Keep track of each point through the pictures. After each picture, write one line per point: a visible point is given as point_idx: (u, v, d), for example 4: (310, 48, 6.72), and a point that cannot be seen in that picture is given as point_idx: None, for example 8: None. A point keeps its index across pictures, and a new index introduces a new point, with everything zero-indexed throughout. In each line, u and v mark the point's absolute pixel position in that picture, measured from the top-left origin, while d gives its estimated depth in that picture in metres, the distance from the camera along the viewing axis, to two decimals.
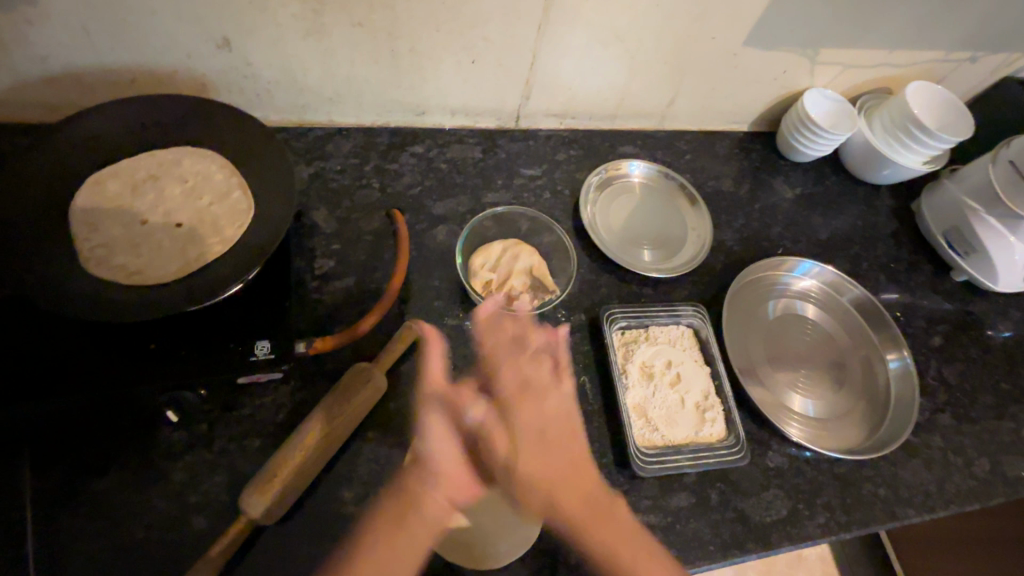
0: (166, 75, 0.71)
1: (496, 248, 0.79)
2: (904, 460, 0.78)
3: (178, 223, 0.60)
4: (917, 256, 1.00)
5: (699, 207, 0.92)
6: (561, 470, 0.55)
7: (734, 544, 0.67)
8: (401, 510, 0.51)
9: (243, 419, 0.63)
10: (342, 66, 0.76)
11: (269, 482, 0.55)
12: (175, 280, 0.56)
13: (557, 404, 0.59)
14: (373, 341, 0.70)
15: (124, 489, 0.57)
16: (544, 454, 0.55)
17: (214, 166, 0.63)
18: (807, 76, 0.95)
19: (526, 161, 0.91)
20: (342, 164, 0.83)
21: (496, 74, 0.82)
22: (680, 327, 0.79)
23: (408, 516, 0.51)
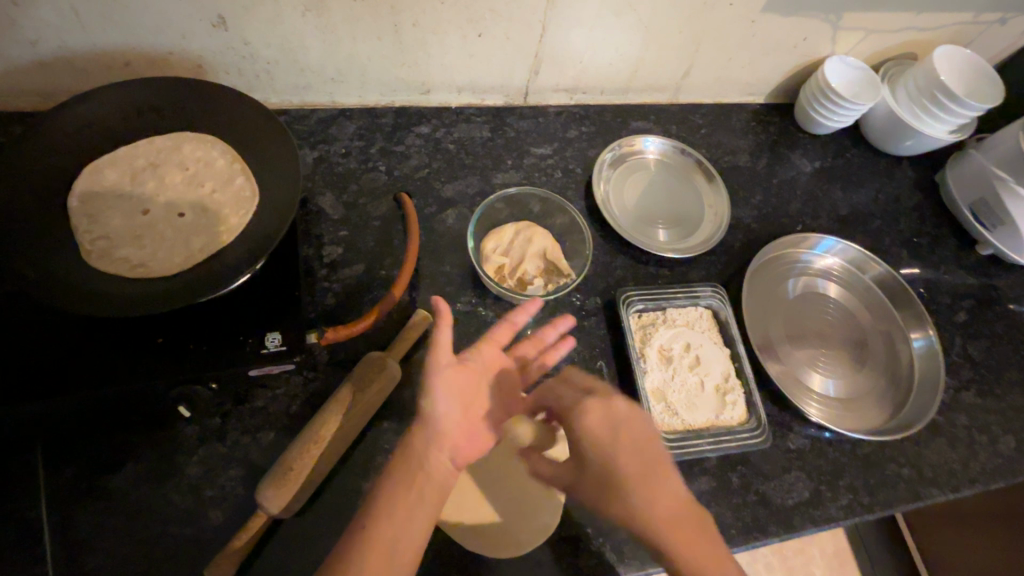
0: (160, 58, 0.69)
1: (508, 231, 0.75)
2: (928, 439, 0.77)
3: (180, 213, 0.58)
4: (940, 230, 0.97)
5: (716, 183, 0.89)
6: (643, 470, 0.52)
7: (756, 527, 0.66)
8: (408, 476, 0.51)
9: (255, 412, 0.62)
10: (342, 42, 0.73)
11: (285, 476, 0.54)
12: (178, 272, 0.54)
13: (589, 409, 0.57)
14: (385, 329, 0.68)
15: (140, 484, 0.56)
16: (625, 454, 0.53)
17: (214, 152, 0.61)
18: (828, 42, 0.91)
19: (536, 140, 0.88)
20: (346, 147, 0.81)
21: (503, 48, 0.79)
22: (699, 309, 0.77)
23: (413, 483, 0.51)
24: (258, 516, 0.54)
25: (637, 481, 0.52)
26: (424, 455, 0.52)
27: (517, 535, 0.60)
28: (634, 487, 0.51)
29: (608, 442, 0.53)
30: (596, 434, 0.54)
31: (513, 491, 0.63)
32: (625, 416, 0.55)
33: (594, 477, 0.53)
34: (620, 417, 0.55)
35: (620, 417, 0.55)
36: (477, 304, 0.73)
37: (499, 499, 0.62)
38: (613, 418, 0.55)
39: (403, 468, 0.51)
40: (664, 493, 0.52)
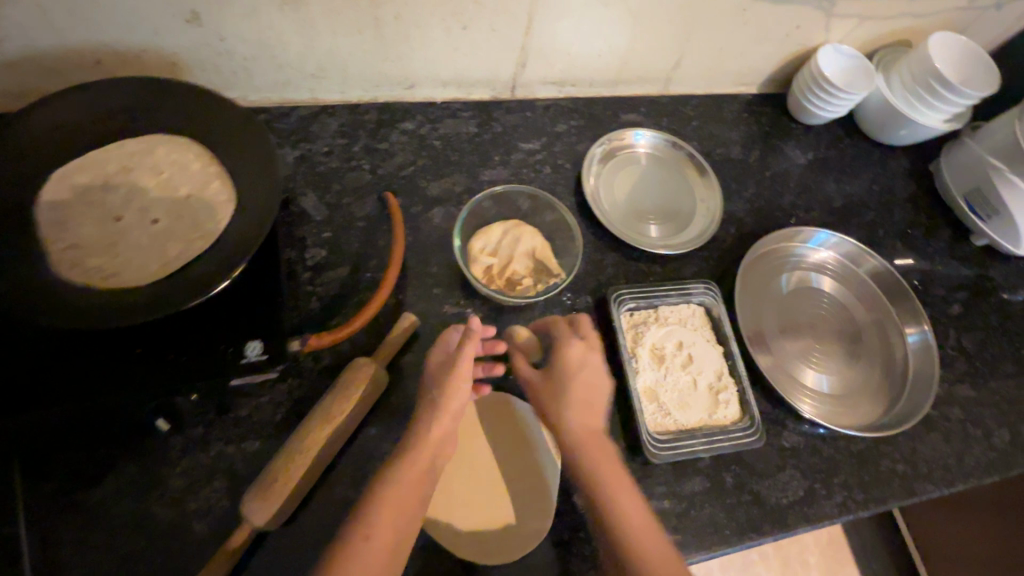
0: (132, 54, 0.66)
1: (496, 230, 0.74)
2: (923, 434, 0.76)
3: (154, 220, 0.56)
4: (935, 221, 0.96)
5: (708, 177, 0.87)
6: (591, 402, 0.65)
7: (751, 527, 0.66)
8: (416, 471, 0.55)
9: (239, 421, 0.60)
10: (322, 37, 0.70)
11: (270, 487, 0.53)
12: (152, 282, 0.51)
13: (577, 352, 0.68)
14: (371, 333, 0.67)
15: (121, 498, 0.55)
16: (584, 386, 0.66)
17: (189, 154, 0.58)
18: (822, 30, 0.89)
19: (524, 135, 0.86)
20: (328, 145, 0.78)
21: (488, 41, 0.77)
22: (691, 306, 0.76)
23: (421, 476, 0.55)
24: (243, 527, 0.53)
25: (583, 411, 0.64)
26: (428, 450, 0.57)
27: (509, 541, 0.59)
28: (576, 411, 0.64)
29: (574, 375, 0.66)
30: (571, 363, 0.66)
31: (507, 496, 0.62)
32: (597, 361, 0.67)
33: (558, 397, 0.65)
34: (593, 363, 0.67)
35: (591, 361, 0.67)
36: (466, 306, 0.71)
37: (491, 503, 0.61)
38: (586, 360, 0.67)
39: (412, 460, 0.56)
40: (596, 421, 0.65)
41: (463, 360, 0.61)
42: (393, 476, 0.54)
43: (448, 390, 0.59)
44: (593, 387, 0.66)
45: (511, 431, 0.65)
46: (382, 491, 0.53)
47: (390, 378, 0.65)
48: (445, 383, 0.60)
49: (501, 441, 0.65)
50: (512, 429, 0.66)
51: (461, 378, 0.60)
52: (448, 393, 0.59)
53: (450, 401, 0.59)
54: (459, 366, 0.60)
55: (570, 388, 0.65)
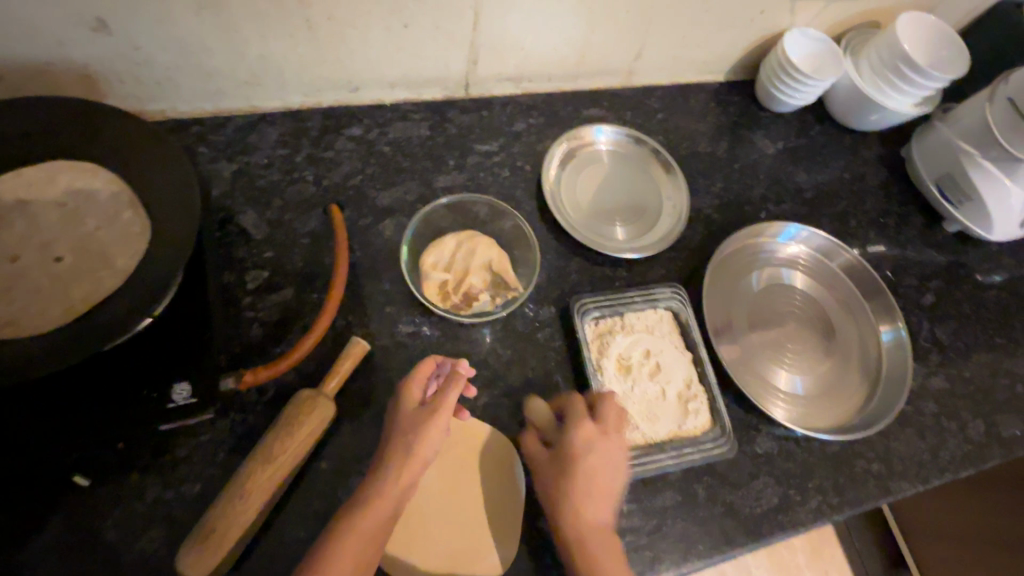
0: (38, 69, 0.60)
1: (448, 243, 0.71)
2: (897, 431, 0.75)
3: (58, 258, 0.50)
4: (907, 208, 0.93)
5: (674, 173, 0.84)
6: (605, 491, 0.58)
7: (724, 540, 0.64)
8: (378, 515, 0.52)
9: (177, 463, 0.56)
10: (250, 41, 0.65)
11: (208, 539, 0.50)
12: (53, 329, 0.46)
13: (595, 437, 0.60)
14: (318, 360, 0.63)
15: (49, 557, 0.51)
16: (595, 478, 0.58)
17: (98, 181, 0.53)
18: (787, 14, 0.85)
19: (480, 136, 0.82)
20: (269, 156, 0.73)
21: (434, 38, 0.72)
22: (658, 312, 0.73)
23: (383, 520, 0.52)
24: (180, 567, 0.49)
25: (592, 500, 0.57)
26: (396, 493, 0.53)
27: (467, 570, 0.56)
28: (586, 503, 0.57)
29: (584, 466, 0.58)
30: (580, 451, 0.59)
31: (467, 520, 0.59)
32: (614, 446, 0.59)
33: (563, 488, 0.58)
34: (609, 446, 0.59)
35: (604, 448, 0.59)
36: (421, 324, 0.67)
37: (450, 528, 0.58)
38: (601, 445, 0.59)
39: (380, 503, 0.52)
40: (603, 510, 0.58)
41: (446, 401, 0.57)
42: (356, 517, 0.51)
43: (424, 432, 0.55)
44: (605, 470, 0.59)
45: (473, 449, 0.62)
46: (342, 538, 0.50)
47: (341, 406, 0.62)
48: (422, 426, 0.56)
49: (462, 461, 0.61)
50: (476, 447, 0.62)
51: (437, 425, 0.56)
52: (423, 438, 0.55)
53: (424, 446, 0.55)
54: (439, 410, 0.56)
55: (575, 477, 0.58)
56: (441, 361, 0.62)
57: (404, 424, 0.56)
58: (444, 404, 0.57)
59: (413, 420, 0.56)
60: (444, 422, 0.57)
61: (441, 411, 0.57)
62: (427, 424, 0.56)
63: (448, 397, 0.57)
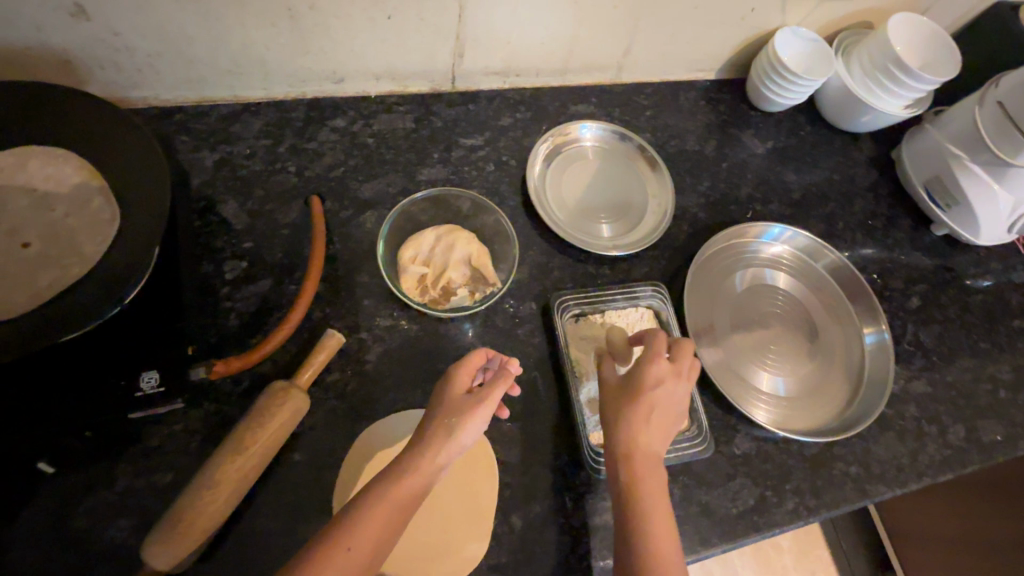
0: (16, 54, 0.60)
1: (428, 237, 0.69)
2: (877, 434, 0.74)
3: (24, 244, 0.50)
4: (896, 210, 0.93)
5: (660, 170, 0.83)
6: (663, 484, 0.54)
7: (697, 539, 0.64)
8: (407, 489, 0.49)
9: (148, 453, 0.56)
10: (230, 29, 0.64)
11: (173, 530, 0.49)
12: (20, 314, 0.46)
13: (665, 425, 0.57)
14: (296, 351, 0.62)
15: (15, 543, 0.51)
16: (656, 468, 0.55)
17: (69, 168, 0.53)
18: (778, 12, 0.84)
19: (466, 129, 0.81)
20: (251, 146, 0.73)
21: (418, 30, 0.71)
22: (639, 310, 0.72)
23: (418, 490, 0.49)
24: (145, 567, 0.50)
25: (649, 479, 0.54)
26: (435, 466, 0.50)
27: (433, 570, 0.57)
28: (650, 491, 0.53)
29: (649, 455, 0.55)
30: (649, 439, 0.55)
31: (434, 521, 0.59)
32: (672, 435, 0.57)
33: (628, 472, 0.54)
34: (670, 436, 0.57)
35: (666, 437, 0.57)
36: (399, 318, 0.67)
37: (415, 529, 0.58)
38: (665, 433, 0.57)
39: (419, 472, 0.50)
40: (665, 505, 0.53)
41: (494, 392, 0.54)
42: (390, 486, 0.48)
43: (466, 419, 0.52)
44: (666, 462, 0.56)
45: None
46: (359, 512, 0.47)
47: (315, 399, 0.61)
48: (467, 412, 0.53)
49: None
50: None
51: (483, 414, 0.53)
52: (466, 422, 0.52)
53: (465, 431, 0.52)
54: (487, 398, 0.54)
55: (643, 465, 0.54)
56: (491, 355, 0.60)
57: (446, 409, 0.53)
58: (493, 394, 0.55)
59: (459, 405, 0.54)
60: (489, 413, 0.54)
61: (488, 400, 0.54)
62: (473, 410, 0.53)
63: (497, 390, 0.55)
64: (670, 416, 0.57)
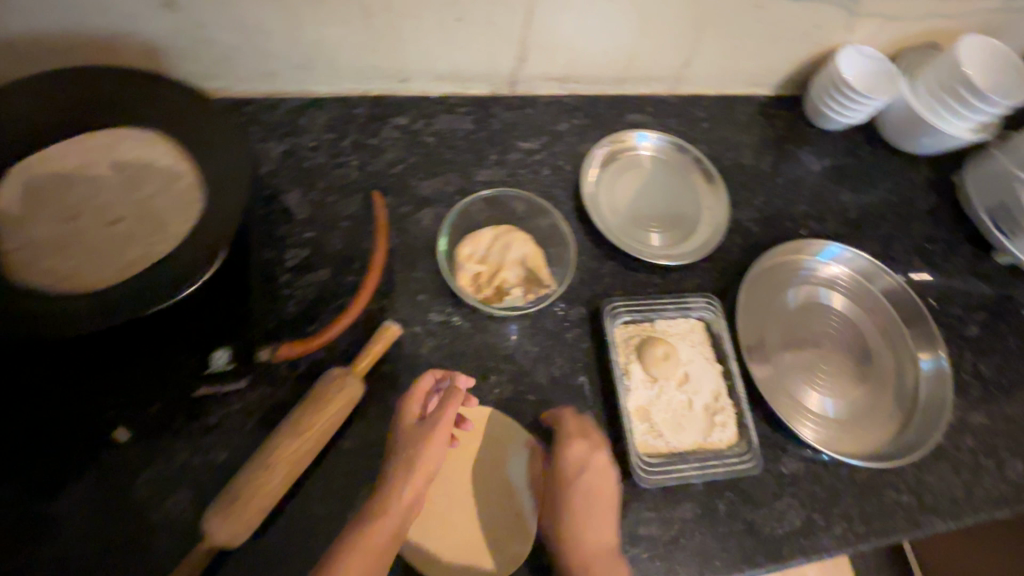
0: (109, 42, 0.63)
1: (486, 236, 0.72)
2: (931, 464, 0.72)
3: (116, 220, 0.53)
4: (956, 236, 0.90)
5: (715, 183, 0.83)
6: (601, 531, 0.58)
7: (742, 557, 0.62)
8: (383, 529, 0.51)
9: (208, 430, 0.57)
10: (307, 26, 0.67)
11: (233, 505, 0.51)
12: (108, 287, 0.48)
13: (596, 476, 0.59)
14: (352, 340, 0.64)
15: (82, 508, 0.53)
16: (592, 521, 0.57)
17: (157, 149, 0.55)
18: (842, 30, 0.83)
19: (523, 133, 0.82)
20: (316, 140, 0.75)
21: (485, 34, 0.72)
22: (690, 321, 0.72)
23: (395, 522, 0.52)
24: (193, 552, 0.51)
25: (590, 532, 0.57)
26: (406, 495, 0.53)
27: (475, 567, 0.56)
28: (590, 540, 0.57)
29: (584, 506, 0.58)
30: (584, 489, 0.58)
31: (473, 518, 0.59)
32: (608, 484, 0.59)
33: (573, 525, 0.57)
34: (604, 485, 0.59)
35: (599, 486, 0.59)
36: (451, 314, 0.68)
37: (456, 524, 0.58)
38: (600, 481, 0.59)
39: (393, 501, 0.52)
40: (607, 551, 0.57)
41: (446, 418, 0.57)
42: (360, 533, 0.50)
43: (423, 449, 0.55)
44: (606, 509, 0.59)
45: (484, 448, 0.62)
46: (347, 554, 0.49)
47: (368, 389, 0.62)
48: (421, 443, 0.56)
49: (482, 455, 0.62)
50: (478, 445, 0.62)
51: (439, 441, 0.56)
52: (424, 451, 0.55)
53: (426, 459, 0.55)
54: (439, 426, 0.56)
55: (580, 518, 0.57)
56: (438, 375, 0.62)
57: (405, 442, 0.56)
58: (446, 419, 0.57)
59: (418, 432, 0.56)
60: (444, 440, 0.57)
61: (439, 426, 0.56)
62: (427, 442, 0.56)
63: (447, 412, 0.57)
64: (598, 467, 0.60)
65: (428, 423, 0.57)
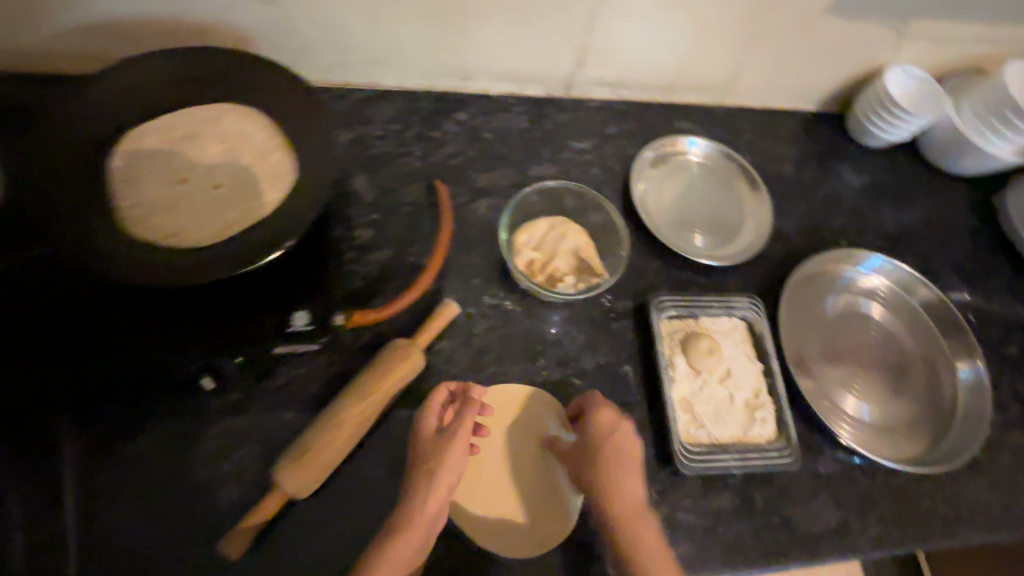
0: (205, 27, 0.67)
1: (541, 225, 0.75)
2: (968, 476, 0.73)
3: (217, 185, 0.58)
4: (994, 257, 0.92)
5: (759, 191, 0.86)
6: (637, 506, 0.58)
7: (778, 551, 0.64)
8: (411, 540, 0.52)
9: (275, 389, 0.61)
10: (387, 22, 0.71)
11: (304, 458, 0.54)
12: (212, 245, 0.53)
13: (620, 461, 0.59)
14: (411, 316, 0.67)
15: (158, 453, 0.56)
16: (629, 499, 0.58)
17: (255, 126, 0.60)
18: (891, 50, 0.86)
19: (575, 134, 0.86)
20: (382, 129, 0.79)
21: (550, 38, 0.77)
22: (733, 320, 0.74)
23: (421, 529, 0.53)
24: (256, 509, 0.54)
25: (628, 510, 0.57)
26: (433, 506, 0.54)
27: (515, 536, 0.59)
28: (626, 524, 0.57)
29: (616, 488, 0.58)
30: (610, 468, 0.59)
31: (503, 489, 0.61)
32: (635, 469, 0.60)
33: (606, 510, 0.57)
34: (630, 469, 0.59)
35: (625, 470, 0.59)
36: (504, 298, 0.71)
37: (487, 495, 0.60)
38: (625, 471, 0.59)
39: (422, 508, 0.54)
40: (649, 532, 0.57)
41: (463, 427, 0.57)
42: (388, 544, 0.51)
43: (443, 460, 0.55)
44: (635, 488, 0.59)
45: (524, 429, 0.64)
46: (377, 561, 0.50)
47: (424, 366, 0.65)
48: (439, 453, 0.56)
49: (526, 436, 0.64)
50: (503, 422, 0.64)
51: (457, 451, 0.56)
52: (444, 462, 0.55)
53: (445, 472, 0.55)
54: (458, 437, 0.57)
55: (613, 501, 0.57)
56: (454, 387, 0.61)
57: (425, 453, 0.56)
58: (464, 428, 0.57)
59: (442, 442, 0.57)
60: (462, 450, 0.57)
61: (459, 434, 0.57)
62: (446, 451, 0.56)
63: (465, 421, 0.57)
64: (621, 463, 0.59)
65: (446, 432, 0.57)
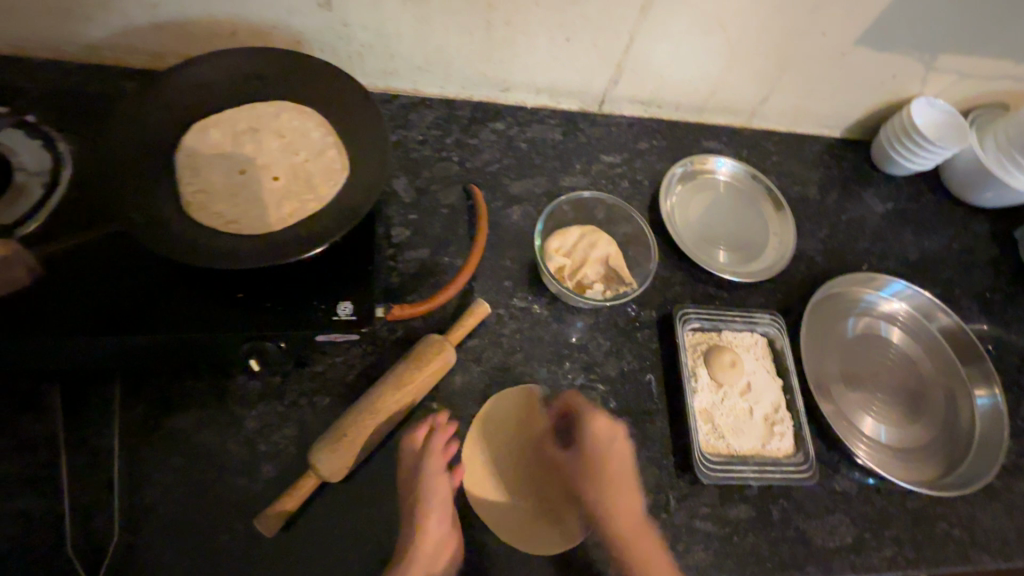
0: (265, 30, 0.71)
1: (573, 233, 0.77)
2: (983, 502, 0.74)
3: (274, 177, 0.61)
4: (1016, 288, 0.93)
5: (784, 212, 0.88)
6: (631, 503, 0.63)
7: (793, 563, 0.65)
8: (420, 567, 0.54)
9: (312, 376, 0.63)
10: (435, 34, 0.75)
11: (340, 443, 0.56)
12: (268, 233, 0.57)
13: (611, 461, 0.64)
14: (444, 314, 0.69)
15: (203, 429, 0.59)
16: (622, 492, 0.64)
17: (311, 124, 0.64)
18: (918, 82, 0.88)
19: (607, 148, 0.89)
20: (423, 134, 0.83)
21: (589, 55, 0.80)
22: (755, 335, 0.76)
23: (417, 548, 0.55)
24: (295, 489, 0.56)
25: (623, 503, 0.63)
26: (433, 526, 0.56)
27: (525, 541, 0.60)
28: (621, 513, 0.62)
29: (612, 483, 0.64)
30: (600, 466, 0.64)
31: (506, 484, 0.63)
32: (625, 468, 0.65)
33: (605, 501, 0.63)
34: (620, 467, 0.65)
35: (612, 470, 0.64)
36: (533, 302, 0.73)
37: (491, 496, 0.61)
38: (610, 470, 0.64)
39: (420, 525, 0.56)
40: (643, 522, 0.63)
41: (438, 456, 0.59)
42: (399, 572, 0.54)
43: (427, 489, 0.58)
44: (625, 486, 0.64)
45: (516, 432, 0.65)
46: None
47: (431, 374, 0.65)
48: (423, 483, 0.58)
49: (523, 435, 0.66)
50: (492, 428, 0.65)
51: (439, 482, 0.58)
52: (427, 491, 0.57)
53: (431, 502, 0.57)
54: (433, 466, 0.59)
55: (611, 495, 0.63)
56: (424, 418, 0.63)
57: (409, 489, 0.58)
58: (437, 459, 0.59)
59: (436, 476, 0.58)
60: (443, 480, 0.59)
61: (434, 464, 0.59)
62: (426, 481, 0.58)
63: (436, 452, 0.59)
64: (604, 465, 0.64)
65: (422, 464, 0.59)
